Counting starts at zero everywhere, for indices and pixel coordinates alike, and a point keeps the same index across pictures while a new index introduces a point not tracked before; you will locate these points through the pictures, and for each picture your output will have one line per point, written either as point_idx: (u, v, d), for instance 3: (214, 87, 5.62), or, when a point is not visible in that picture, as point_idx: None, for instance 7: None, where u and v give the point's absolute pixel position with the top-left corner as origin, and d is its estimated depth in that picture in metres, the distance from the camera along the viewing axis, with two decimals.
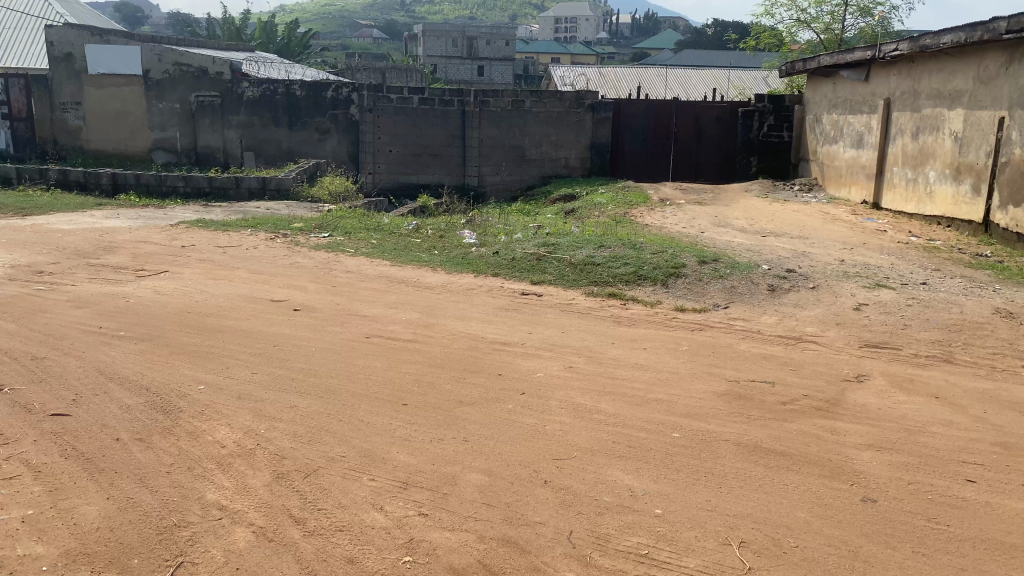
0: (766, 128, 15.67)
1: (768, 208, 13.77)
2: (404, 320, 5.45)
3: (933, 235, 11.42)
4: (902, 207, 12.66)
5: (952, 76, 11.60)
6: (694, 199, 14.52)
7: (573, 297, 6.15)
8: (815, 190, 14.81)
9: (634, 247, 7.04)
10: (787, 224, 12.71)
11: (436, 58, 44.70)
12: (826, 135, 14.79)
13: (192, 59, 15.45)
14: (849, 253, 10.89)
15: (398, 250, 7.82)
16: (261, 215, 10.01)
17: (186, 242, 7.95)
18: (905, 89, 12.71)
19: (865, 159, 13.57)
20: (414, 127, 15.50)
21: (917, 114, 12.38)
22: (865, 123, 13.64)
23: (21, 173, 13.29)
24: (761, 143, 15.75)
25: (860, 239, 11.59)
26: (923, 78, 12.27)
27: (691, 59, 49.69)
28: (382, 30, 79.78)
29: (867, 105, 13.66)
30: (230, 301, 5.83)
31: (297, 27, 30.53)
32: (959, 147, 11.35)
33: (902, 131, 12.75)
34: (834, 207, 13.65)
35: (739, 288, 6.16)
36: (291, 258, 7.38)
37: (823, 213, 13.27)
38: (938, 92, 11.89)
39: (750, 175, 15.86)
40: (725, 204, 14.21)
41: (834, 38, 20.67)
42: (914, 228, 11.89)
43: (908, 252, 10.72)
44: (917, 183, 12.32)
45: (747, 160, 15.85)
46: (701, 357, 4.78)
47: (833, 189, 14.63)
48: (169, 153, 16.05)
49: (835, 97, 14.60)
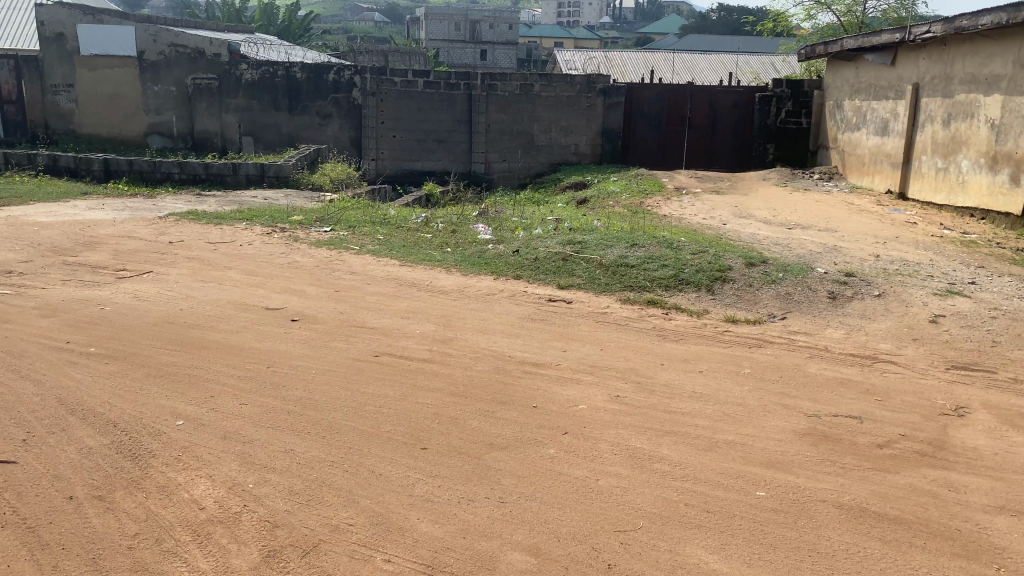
0: (784, 114, 14.93)
1: (790, 197, 13.04)
2: (418, 333, 4.75)
3: (968, 228, 10.71)
4: (931, 197, 11.93)
5: (989, 60, 10.83)
6: (711, 187, 13.79)
7: (606, 305, 5.45)
8: (836, 179, 14.07)
9: (671, 246, 6.32)
10: (812, 215, 11.99)
11: (439, 42, 43.72)
12: (847, 122, 14.04)
13: (188, 40, 14.73)
14: (883, 247, 10.18)
15: (407, 247, 7.10)
16: (257, 207, 9.29)
17: (175, 237, 7.24)
18: (936, 73, 11.93)
19: (891, 146, 12.82)
20: (418, 111, 14.72)
21: (949, 99, 11.60)
22: (891, 109, 12.88)
23: (9, 157, 12.53)
24: (778, 130, 15.00)
25: (891, 232, 10.87)
26: (956, 61, 11.48)
27: (696, 44, 48.72)
28: (385, 14, 78.50)
29: (893, 89, 12.89)
30: (219, 309, 5.14)
31: (298, 9, 29.62)
32: (997, 135, 10.58)
33: (931, 118, 11.99)
34: (857, 197, 12.92)
35: (795, 296, 5.46)
36: (289, 256, 6.68)
37: (846, 204, 12.54)
38: (973, 76, 11.12)
39: (767, 163, 15.13)
40: (744, 193, 13.48)
41: (856, 20, 19.84)
42: (946, 220, 11.17)
43: (947, 247, 10.00)
44: (948, 172, 11.57)
45: (764, 148, 15.11)
46: (767, 383, 4.08)
47: (855, 177, 13.87)
48: (165, 137, 15.27)
49: (857, 81, 13.83)
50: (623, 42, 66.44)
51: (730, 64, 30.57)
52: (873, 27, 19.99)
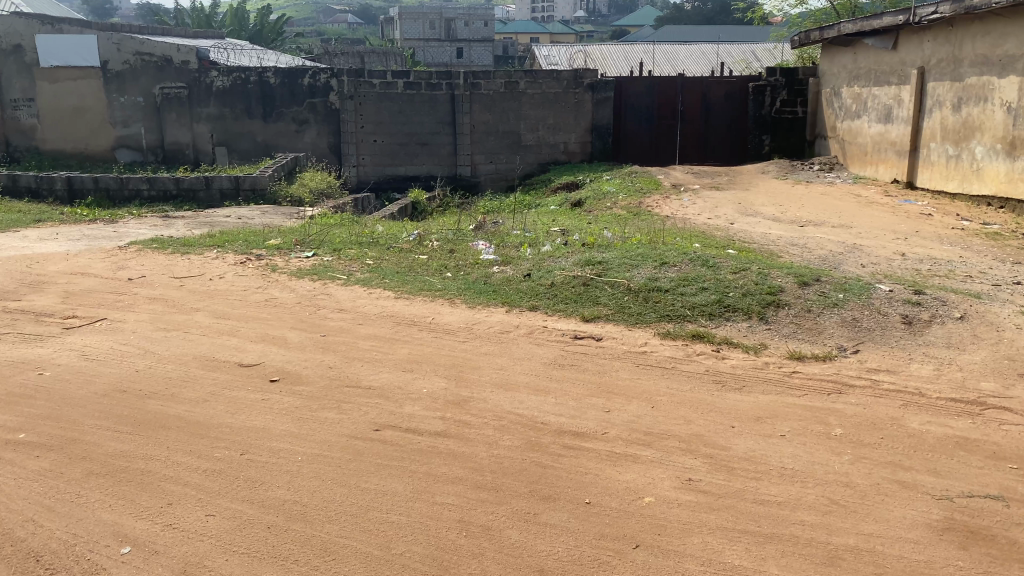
0: (779, 104, 14.16)
1: (793, 191, 12.28)
2: (425, 392, 3.89)
3: (987, 218, 9.97)
4: (941, 186, 11.18)
5: (1002, 40, 10.07)
6: (709, 183, 13.00)
7: (644, 341, 4.62)
8: (837, 170, 13.32)
9: (707, 264, 5.50)
10: (821, 209, 11.22)
11: (414, 41, 42.55)
12: (847, 110, 13.30)
13: (154, 47, 13.71)
14: (904, 243, 9.43)
15: (400, 274, 6.24)
16: (230, 229, 8.39)
17: (135, 272, 6.34)
18: (942, 56, 11.17)
19: (896, 134, 12.08)
20: (399, 114, 13.83)
21: (958, 83, 10.85)
22: (894, 95, 12.13)
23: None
24: (773, 121, 14.24)
25: (910, 226, 10.10)
26: (966, 43, 10.71)
27: (672, 34, 47.95)
28: (357, 14, 77.06)
29: (896, 75, 12.13)
30: (183, 369, 4.25)
31: (269, 13, 28.49)
32: (1014, 119, 9.83)
33: (940, 103, 11.23)
34: (863, 187, 12.17)
35: (863, 323, 4.66)
36: (265, 291, 5.80)
37: (853, 196, 11.77)
38: (985, 57, 10.36)
39: (762, 156, 14.38)
40: (744, 187, 12.70)
41: (850, 4, 19.15)
42: (963, 211, 10.41)
43: (975, 242, 9.26)
44: (960, 159, 10.82)
45: (760, 139, 14.36)
46: (868, 450, 3.26)
47: (857, 167, 13.12)
48: (134, 151, 14.19)
49: (856, 67, 13.08)
50: (599, 36, 65.62)
51: (710, 54, 29.83)
52: (867, 11, 19.30)
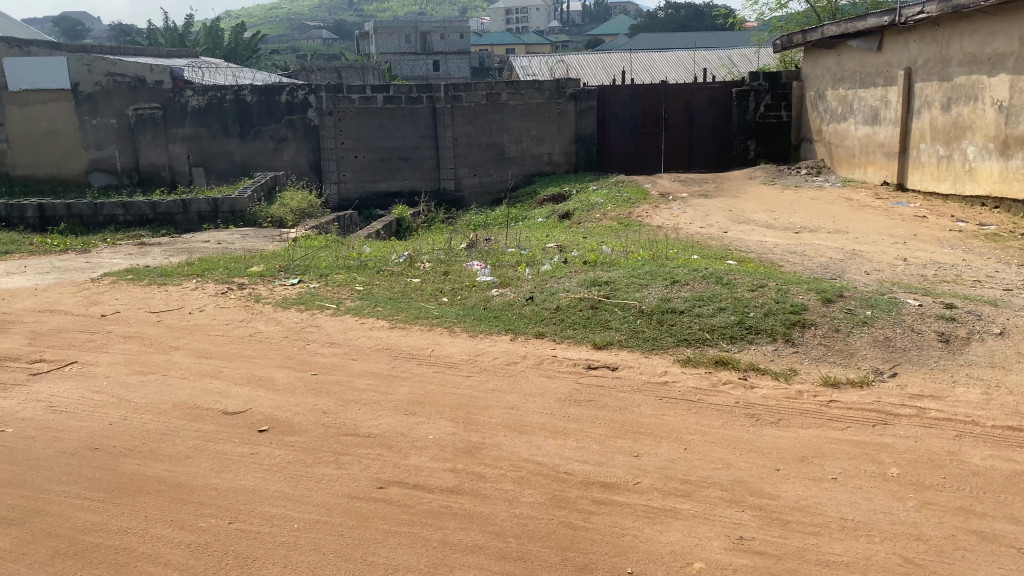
0: (763, 108, 13.96)
1: (782, 196, 12.01)
2: (431, 438, 3.52)
3: (983, 219, 9.73)
4: (933, 187, 10.95)
5: (991, 38, 9.85)
6: (697, 191, 12.71)
7: (663, 369, 4.28)
8: (825, 174, 13.09)
9: (722, 281, 5.18)
10: (813, 214, 10.95)
11: (390, 56, 42.10)
12: (833, 113, 13.08)
13: (126, 67, 13.16)
14: (904, 247, 9.16)
15: (394, 300, 5.87)
16: (210, 256, 7.97)
17: (108, 307, 5.91)
18: (929, 56, 10.94)
19: (884, 135, 11.85)
20: (379, 129, 13.45)
21: (947, 83, 10.62)
22: (881, 96, 11.91)
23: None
24: (758, 126, 14.01)
25: (907, 229, 9.84)
26: (953, 42, 10.49)
27: (648, 42, 47.93)
28: (332, 30, 76.52)
29: (882, 76, 11.91)
30: (161, 420, 3.85)
31: (243, 30, 27.99)
32: (1006, 118, 9.61)
33: (928, 103, 11.01)
34: (852, 191, 11.92)
35: (896, 342, 4.34)
36: (248, 324, 5.40)
37: (845, 199, 11.51)
38: (973, 56, 10.14)
39: (749, 161, 14.09)
40: (733, 194, 12.42)
41: (830, 6, 19.02)
42: (957, 212, 10.18)
43: (976, 244, 9.00)
44: (952, 160, 10.58)
45: (745, 145, 14.06)
46: (932, 493, 2.93)
47: (845, 171, 12.89)
48: (108, 174, 13.62)
49: (840, 70, 12.86)
50: (574, 46, 65.57)
51: (687, 61, 29.72)
52: (847, 13, 19.17)
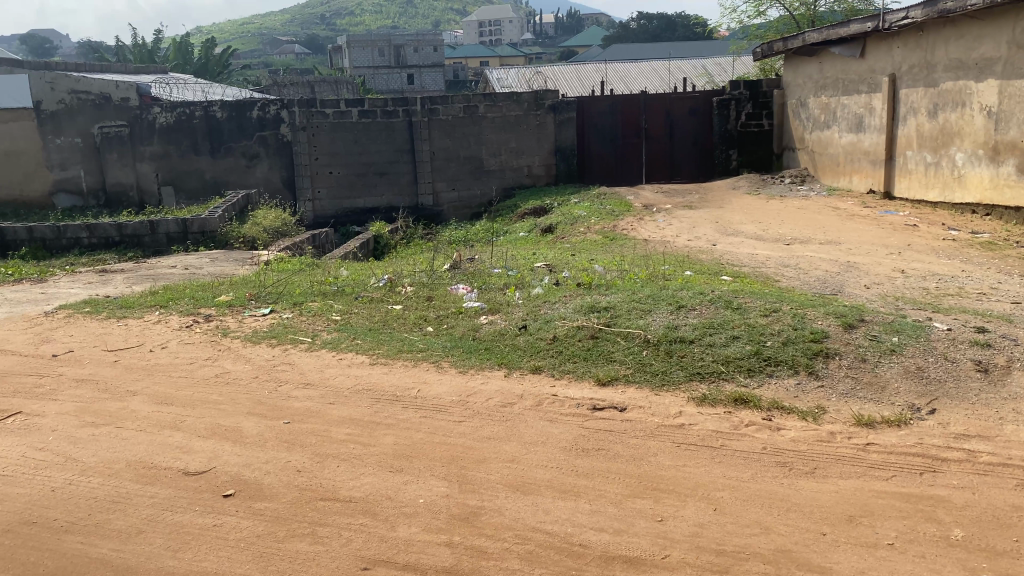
0: (744, 117, 13.68)
1: (768, 206, 11.66)
2: (422, 502, 3.08)
3: (975, 227, 9.40)
4: (921, 195, 10.63)
5: (978, 42, 9.57)
6: (681, 202, 12.34)
7: (677, 409, 3.85)
8: (809, 182, 12.79)
9: (734, 308, 4.78)
10: (801, 224, 10.58)
11: (363, 70, 41.62)
12: (815, 121, 12.80)
13: (90, 84, 12.57)
14: (899, 257, 8.76)
15: (374, 331, 5.41)
16: (176, 283, 7.45)
17: (61, 346, 5.40)
18: (914, 62, 10.63)
19: (869, 143, 11.55)
20: (354, 144, 12.97)
21: (933, 89, 10.31)
22: (865, 103, 11.61)
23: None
24: (739, 135, 13.74)
25: (900, 238, 9.46)
26: (938, 47, 10.20)
27: (622, 53, 47.86)
28: (305, 45, 75.86)
29: (865, 83, 11.61)
30: (111, 484, 3.36)
31: (213, 45, 27.42)
32: (996, 124, 9.32)
33: (914, 110, 10.68)
34: (838, 200, 11.60)
35: (929, 372, 3.95)
36: (215, 363, 4.91)
37: (832, 209, 11.18)
38: (960, 62, 9.85)
39: (731, 171, 13.84)
40: (718, 205, 12.05)
41: (809, 13, 18.81)
42: (948, 220, 9.83)
43: (973, 254, 8.61)
44: (940, 167, 10.27)
45: (726, 154, 13.80)
46: (1009, 562, 2.55)
47: (830, 179, 12.59)
48: (74, 195, 13.01)
49: (822, 77, 12.58)
50: (548, 58, 65.45)
51: (662, 71, 29.55)
52: (826, 20, 18.98)
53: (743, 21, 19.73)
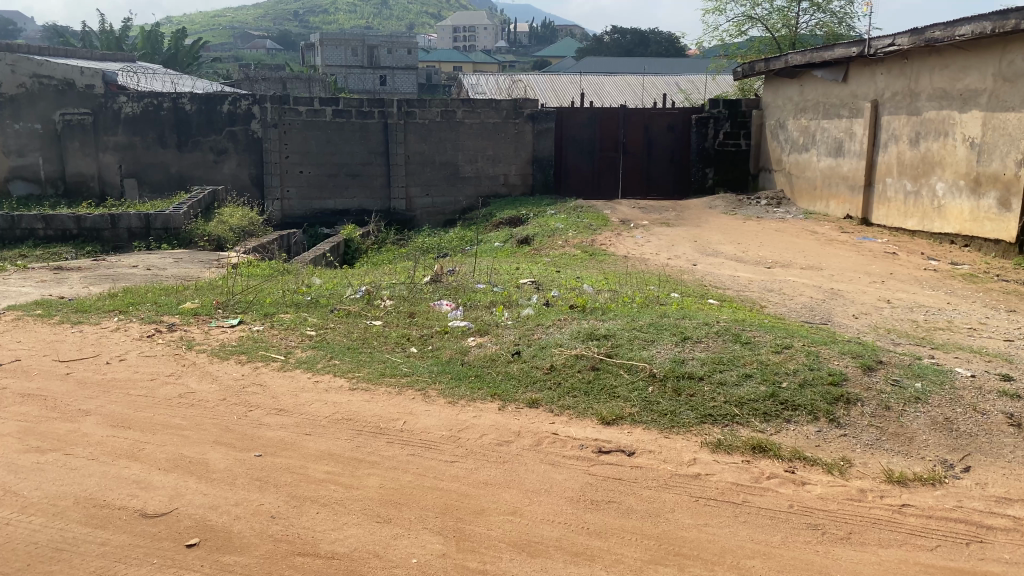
0: (722, 136, 13.36)
1: (748, 227, 11.42)
2: (415, 563, 2.72)
3: (955, 258, 9.18)
4: (900, 223, 10.44)
5: (963, 73, 9.39)
6: (659, 219, 12.06)
7: (692, 455, 3.52)
8: (786, 205, 12.59)
9: (745, 342, 4.48)
10: (781, 247, 10.32)
11: (336, 68, 40.91)
12: (794, 143, 12.62)
13: (53, 68, 11.94)
14: (883, 286, 8.41)
15: (352, 350, 5.01)
16: (137, 285, 6.95)
17: (6, 354, 4.91)
18: (897, 90, 10.45)
19: (848, 168, 11.36)
20: (327, 144, 12.51)
21: (916, 117, 10.12)
22: (846, 128, 11.41)
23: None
24: (717, 154, 13.40)
25: (882, 267, 9.16)
26: (922, 75, 10.02)
27: (596, 65, 47.77)
28: (276, 41, 74.70)
29: (846, 107, 11.42)
30: (55, 527, 2.95)
31: (182, 36, 26.63)
32: (978, 155, 9.14)
33: (895, 137, 10.49)
34: (817, 223, 11.39)
35: (958, 425, 3.67)
36: (177, 381, 4.47)
37: (810, 232, 10.98)
38: (944, 91, 9.66)
39: (706, 189, 13.46)
40: (696, 223, 11.78)
41: (790, 35, 18.75)
42: (927, 249, 9.64)
43: (956, 286, 8.28)
44: (920, 196, 10.07)
45: (703, 173, 13.42)
46: None
47: (807, 203, 12.39)
48: (31, 183, 12.27)
49: (803, 100, 12.40)
50: (522, 66, 65.23)
51: (636, 86, 29.43)
52: (806, 42, 18.93)
53: (723, 40, 19.62)
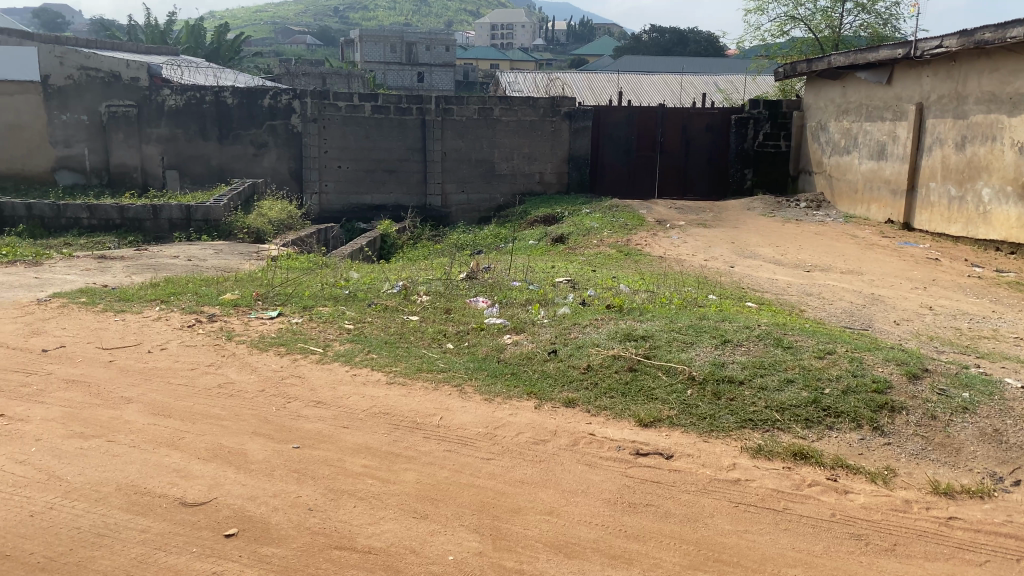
0: (762, 137, 13.17)
1: (787, 230, 11.26)
2: (451, 560, 2.72)
3: (1001, 266, 8.96)
4: (943, 229, 10.22)
5: (1013, 76, 9.15)
6: (695, 220, 11.94)
7: (732, 460, 3.46)
8: (826, 208, 12.39)
9: (787, 346, 4.41)
10: (820, 251, 10.16)
11: (374, 64, 41.14)
12: (834, 145, 12.40)
13: (101, 61, 12.08)
14: (925, 292, 8.23)
15: (389, 344, 5.02)
16: (177, 276, 7.03)
17: (52, 340, 4.99)
18: (944, 93, 10.22)
19: (890, 171, 11.15)
20: (365, 139, 12.57)
21: (963, 120, 9.89)
22: (889, 131, 11.19)
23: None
24: (756, 155, 13.21)
25: (923, 273, 8.97)
26: (970, 78, 9.79)
27: (634, 64, 47.44)
28: (316, 37, 75.26)
29: (890, 110, 11.20)
30: (98, 512, 2.99)
31: (225, 31, 26.91)
32: None
33: (941, 141, 10.26)
34: (857, 227, 11.18)
35: (1007, 437, 3.57)
36: (217, 371, 4.52)
37: (850, 236, 10.79)
38: (992, 94, 9.43)
39: (745, 190, 13.27)
40: (733, 225, 11.64)
41: (833, 36, 18.46)
42: (971, 255, 9.42)
43: (1001, 294, 8.08)
44: (965, 201, 9.85)
45: (741, 173, 13.23)
46: None
47: (847, 206, 12.18)
48: (76, 173, 12.50)
49: (845, 102, 12.19)
50: (560, 64, 65.03)
51: (674, 85, 29.18)
52: (850, 44, 18.63)
53: (765, 40, 19.37)
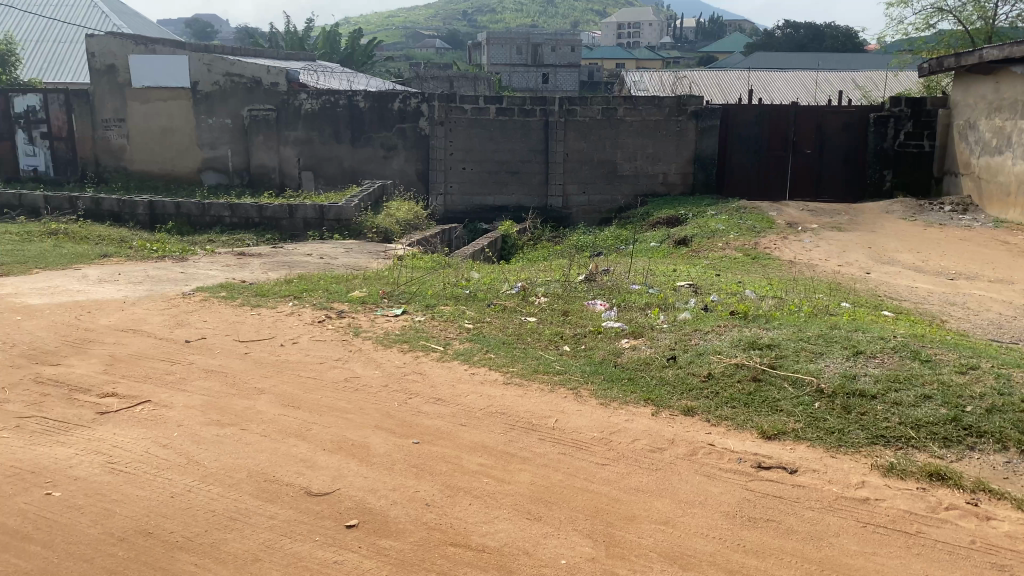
0: (903, 136, 12.51)
1: (928, 235, 10.61)
2: (563, 564, 2.72)
3: None
4: None
5: None
6: (828, 223, 11.44)
7: (861, 479, 3.29)
8: (973, 212, 11.58)
9: (926, 360, 4.16)
10: (966, 258, 9.52)
11: (500, 67, 41.63)
12: (984, 145, 11.56)
13: (245, 68, 12.80)
14: None
15: (507, 345, 5.06)
16: (310, 273, 7.35)
17: (195, 332, 5.32)
18: None
19: None
20: (489, 141, 12.71)
21: None
22: None
23: (47, 201, 10.36)
24: (896, 155, 12.57)
25: None
26: None
27: (766, 62, 45.92)
28: (445, 40, 76.90)
29: None
30: (230, 497, 3.17)
31: (359, 36, 27.88)
32: None
33: None
34: (1009, 233, 10.41)
35: None
36: (344, 366, 4.68)
37: (1000, 242, 10.06)
38: None
39: (884, 193, 12.70)
40: (869, 229, 11.08)
41: (986, 28, 17.25)
42: None
43: None
44: None
45: (880, 175, 12.66)
46: None
47: (997, 210, 11.34)
48: (220, 174, 13.26)
49: (997, 98, 11.34)
50: (687, 62, 63.78)
51: (808, 82, 28.06)
52: (1005, 35, 17.35)
53: (909, 34, 18.31)
